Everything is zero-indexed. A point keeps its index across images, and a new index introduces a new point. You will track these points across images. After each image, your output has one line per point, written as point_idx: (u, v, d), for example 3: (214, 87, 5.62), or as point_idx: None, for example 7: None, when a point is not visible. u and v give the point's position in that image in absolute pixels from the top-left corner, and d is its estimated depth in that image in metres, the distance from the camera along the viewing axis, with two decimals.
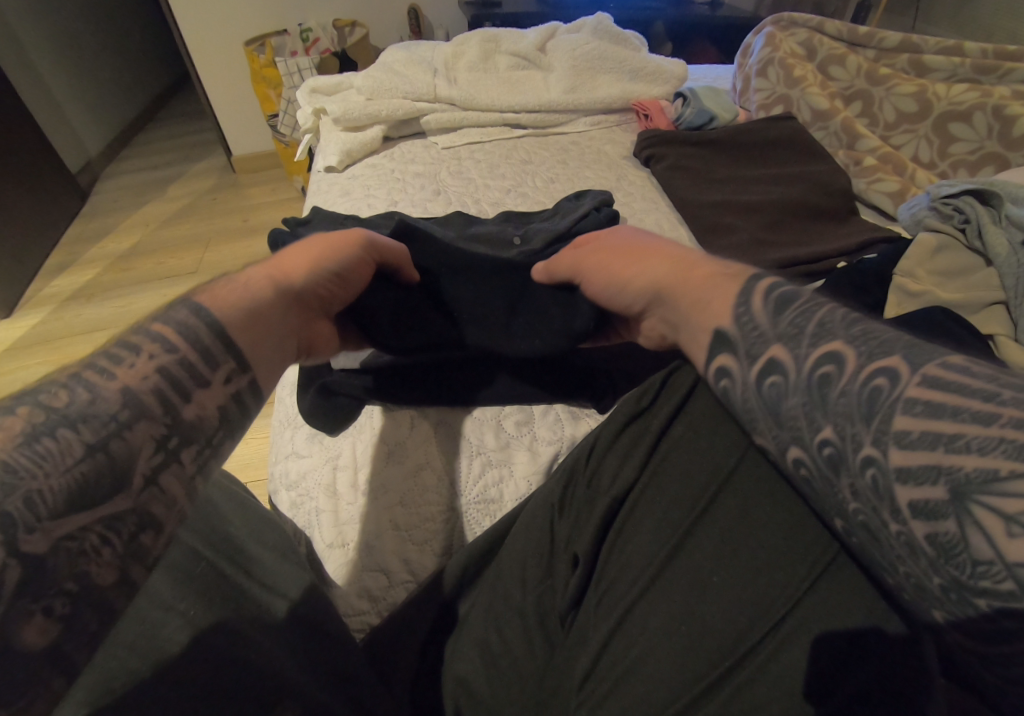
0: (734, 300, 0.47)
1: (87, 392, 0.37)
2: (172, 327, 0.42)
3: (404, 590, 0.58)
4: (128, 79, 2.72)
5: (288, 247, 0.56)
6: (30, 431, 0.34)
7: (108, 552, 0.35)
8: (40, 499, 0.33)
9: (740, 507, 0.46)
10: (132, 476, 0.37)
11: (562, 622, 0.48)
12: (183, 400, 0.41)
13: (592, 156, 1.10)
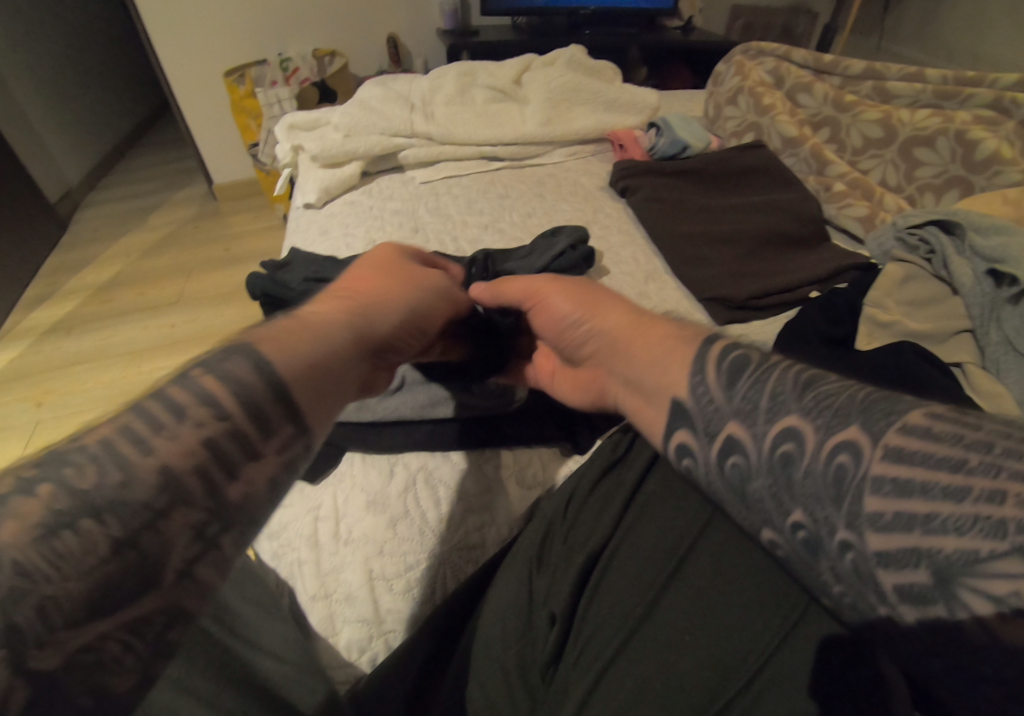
0: (688, 370, 0.47)
1: (121, 475, 0.35)
2: (228, 385, 0.40)
3: (387, 641, 0.58)
4: (110, 109, 2.72)
5: (354, 285, 0.57)
6: (49, 527, 0.32)
7: (128, 658, 0.34)
8: (55, 608, 0.32)
9: (709, 567, 0.49)
10: (162, 575, 0.36)
11: (543, 676, 0.47)
12: (227, 479, 0.39)
13: (569, 189, 1.12)
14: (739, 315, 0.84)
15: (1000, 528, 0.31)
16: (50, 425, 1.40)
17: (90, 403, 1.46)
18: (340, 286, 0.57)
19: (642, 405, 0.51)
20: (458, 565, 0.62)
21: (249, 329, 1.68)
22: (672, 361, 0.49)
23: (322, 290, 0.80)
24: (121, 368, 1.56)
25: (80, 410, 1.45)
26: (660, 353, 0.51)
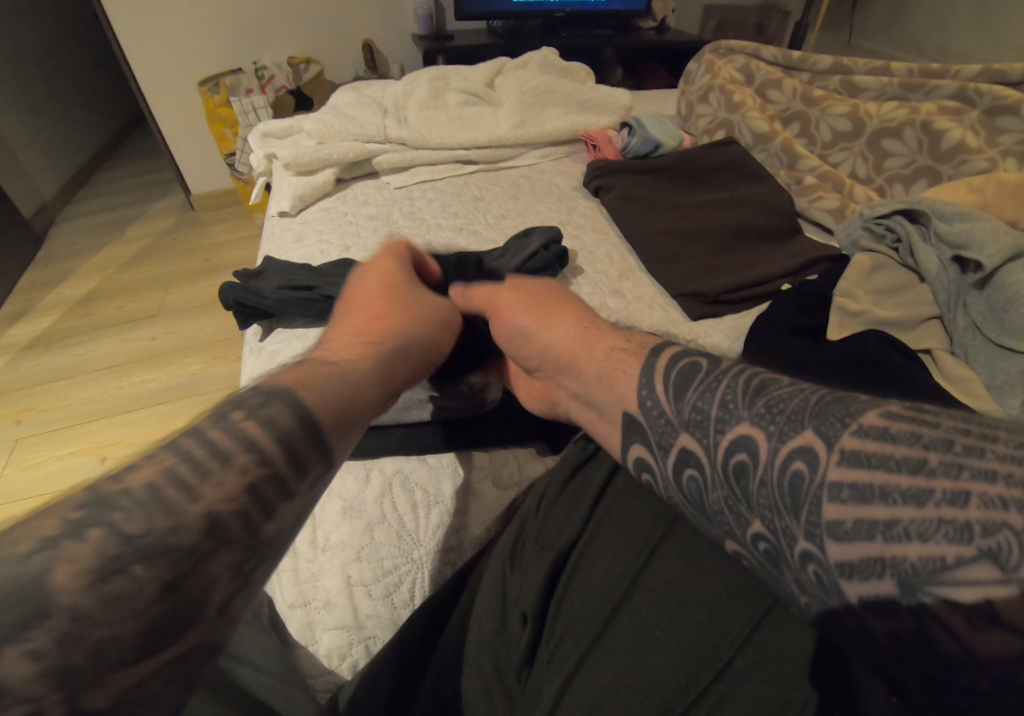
0: (638, 381, 0.52)
1: (169, 519, 0.36)
2: (262, 427, 0.42)
3: (367, 647, 0.58)
4: (82, 121, 2.68)
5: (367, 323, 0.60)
6: (104, 568, 0.33)
7: (167, 693, 0.34)
8: (107, 649, 0.32)
9: (677, 558, 0.49)
10: (202, 613, 0.36)
11: (518, 677, 0.47)
12: (263, 517, 0.40)
13: (543, 190, 1.12)
14: (714, 308, 0.85)
15: (965, 531, 0.33)
16: (29, 444, 1.37)
17: (69, 421, 1.44)
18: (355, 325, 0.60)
19: (592, 413, 0.56)
20: (441, 568, 0.62)
21: (230, 340, 1.66)
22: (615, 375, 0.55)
23: (296, 297, 0.80)
24: (100, 383, 1.54)
25: (58, 427, 1.42)
26: (605, 367, 0.56)
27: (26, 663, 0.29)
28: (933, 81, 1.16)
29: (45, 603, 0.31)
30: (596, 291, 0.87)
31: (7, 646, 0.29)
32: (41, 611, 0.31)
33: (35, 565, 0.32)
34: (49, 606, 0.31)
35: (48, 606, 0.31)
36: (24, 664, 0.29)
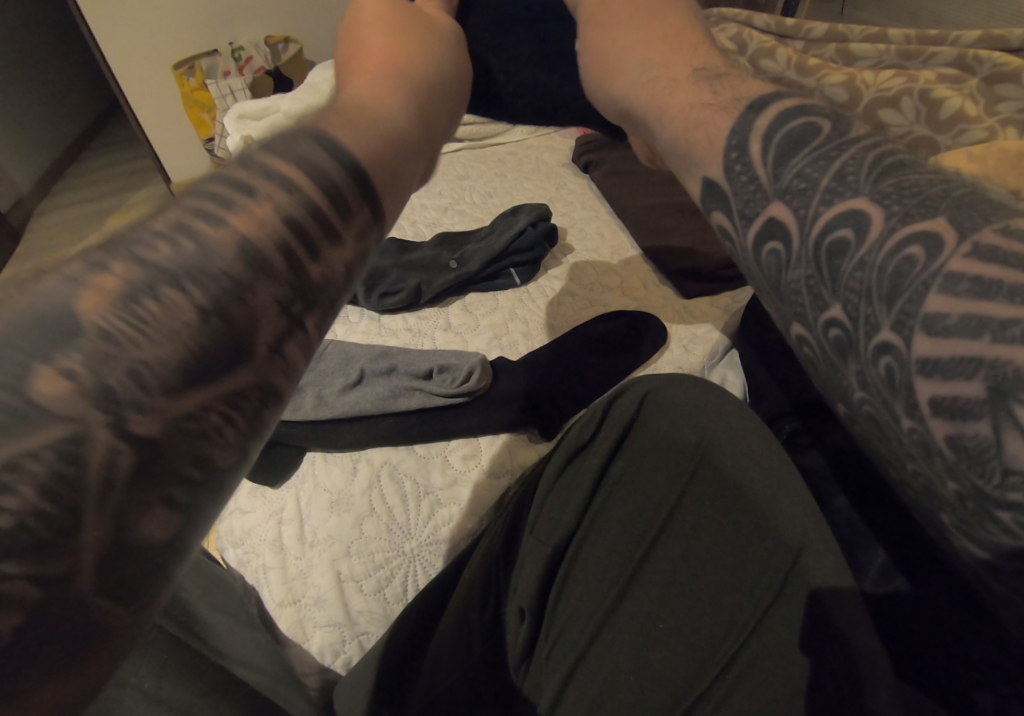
0: (732, 128, 0.33)
1: (191, 239, 0.23)
2: (295, 160, 0.27)
3: (360, 643, 0.56)
4: (55, 108, 2.59)
5: (381, 54, 0.36)
6: (132, 284, 0.21)
7: (231, 431, 0.24)
8: (144, 371, 0.21)
9: (680, 547, 0.46)
10: (253, 345, 0.24)
11: (516, 673, 0.48)
12: (324, 235, 0.27)
13: (529, 166, 1.08)
14: (708, 286, 0.82)
15: None
16: None
17: None
18: (355, 59, 0.36)
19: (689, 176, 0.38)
20: (431, 559, 0.59)
21: None
22: (703, 132, 0.34)
23: None
24: None
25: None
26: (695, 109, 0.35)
27: (57, 383, 0.20)
28: (931, 48, 1.10)
29: (64, 321, 0.20)
30: (587, 271, 0.84)
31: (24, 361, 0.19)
32: (61, 331, 0.20)
33: (47, 286, 0.21)
34: (73, 323, 0.20)
35: (70, 323, 0.20)
36: (58, 381, 0.20)
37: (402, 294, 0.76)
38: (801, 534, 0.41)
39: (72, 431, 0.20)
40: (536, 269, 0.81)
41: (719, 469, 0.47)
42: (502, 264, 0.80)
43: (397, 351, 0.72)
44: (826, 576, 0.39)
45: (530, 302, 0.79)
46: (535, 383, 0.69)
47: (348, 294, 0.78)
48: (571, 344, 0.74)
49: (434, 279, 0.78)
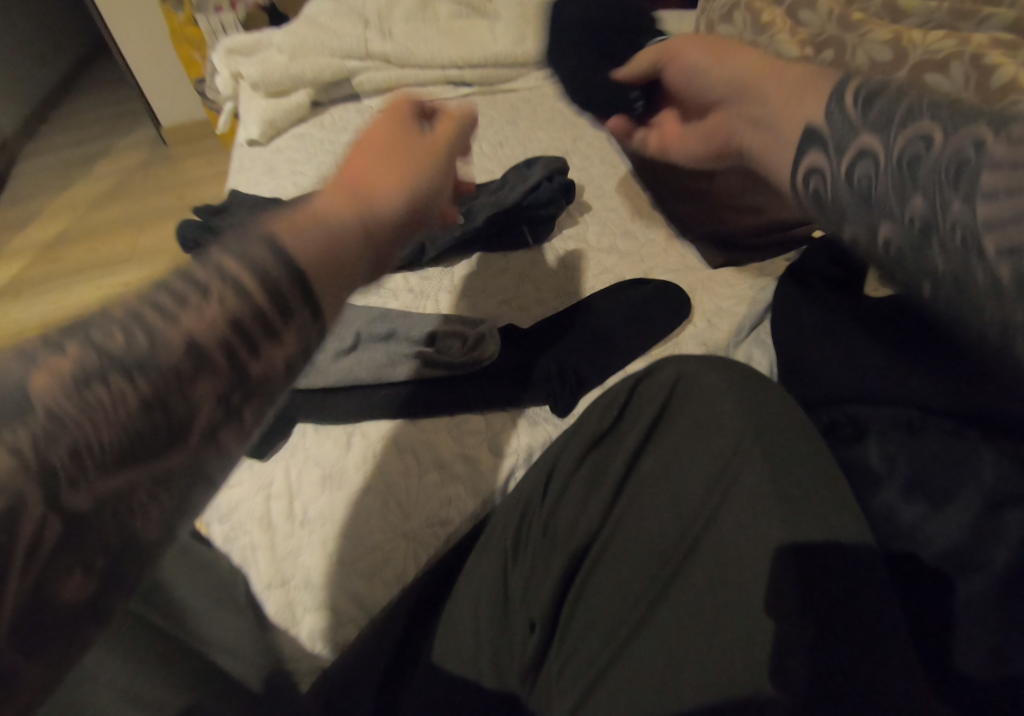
0: (824, 95, 0.41)
1: (147, 335, 0.28)
2: (248, 266, 0.32)
3: (353, 629, 0.50)
4: (39, 39, 2.44)
5: (351, 155, 0.41)
6: (86, 376, 0.27)
7: (152, 507, 0.29)
8: (85, 453, 0.26)
9: (717, 559, 0.42)
10: (188, 434, 0.30)
11: (522, 681, 0.41)
12: (266, 323, 0.32)
13: (544, 114, 0.99)
14: (738, 254, 0.73)
15: None
16: None
17: None
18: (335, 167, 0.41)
19: (761, 140, 0.47)
20: (428, 542, 0.54)
21: None
22: (793, 92, 0.43)
23: None
24: None
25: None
26: (787, 100, 0.44)
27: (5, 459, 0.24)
28: None
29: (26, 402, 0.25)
30: (605, 232, 0.77)
31: None
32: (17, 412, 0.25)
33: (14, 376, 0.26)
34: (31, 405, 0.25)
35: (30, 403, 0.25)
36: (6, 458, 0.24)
37: (404, 252, 0.69)
38: (843, 522, 0.41)
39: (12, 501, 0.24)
40: (550, 229, 0.74)
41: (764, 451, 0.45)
42: (513, 221, 0.73)
43: (397, 315, 0.66)
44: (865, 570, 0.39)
45: (543, 265, 0.73)
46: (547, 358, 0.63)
47: None
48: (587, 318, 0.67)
49: (439, 236, 0.71)
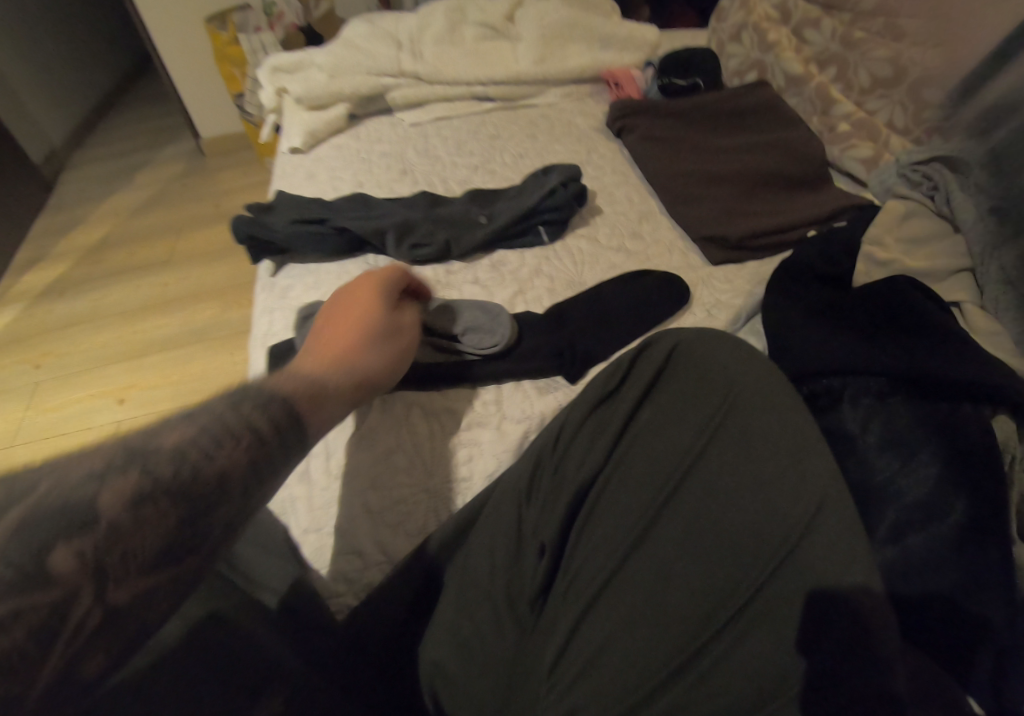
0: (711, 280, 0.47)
1: (191, 469, 0.38)
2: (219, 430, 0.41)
3: (381, 571, 0.56)
4: (85, 62, 2.61)
5: (331, 331, 0.57)
6: (140, 495, 0.36)
7: (168, 600, 0.37)
8: (133, 557, 0.35)
9: (695, 503, 0.47)
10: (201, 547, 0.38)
11: (531, 607, 0.47)
12: (209, 455, 0.39)
13: (563, 130, 1.08)
14: (735, 254, 0.81)
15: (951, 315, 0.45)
16: (52, 386, 1.42)
17: (91, 364, 1.47)
18: (333, 326, 0.59)
19: None
20: (448, 495, 0.59)
21: (242, 285, 1.67)
22: None
23: (308, 232, 0.79)
24: (115, 328, 1.56)
25: (74, 370, 1.47)
26: None
27: (73, 558, 0.33)
28: None
29: (93, 515, 0.35)
30: (614, 233, 0.84)
31: (59, 543, 0.33)
32: (85, 523, 0.34)
33: (86, 489, 0.35)
34: (96, 518, 0.35)
35: (94, 517, 0.35)
36: (71, 558, 0.33)
37: (431, 247, 0.77)
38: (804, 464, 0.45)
39: (70, 591, 0.33)
40: (564, 230, 0.82)
41: (740, 426, 0.49)
42: (531, 222, 0.81)
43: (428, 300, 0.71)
44: (844, 538, 0.41)
45: (554, 265, 0.78)
46: (557, 336, 0.68)
47: (378, 244, 0.78)
48: (596, 301, 0.73)
49: (463, 235, 0.78)
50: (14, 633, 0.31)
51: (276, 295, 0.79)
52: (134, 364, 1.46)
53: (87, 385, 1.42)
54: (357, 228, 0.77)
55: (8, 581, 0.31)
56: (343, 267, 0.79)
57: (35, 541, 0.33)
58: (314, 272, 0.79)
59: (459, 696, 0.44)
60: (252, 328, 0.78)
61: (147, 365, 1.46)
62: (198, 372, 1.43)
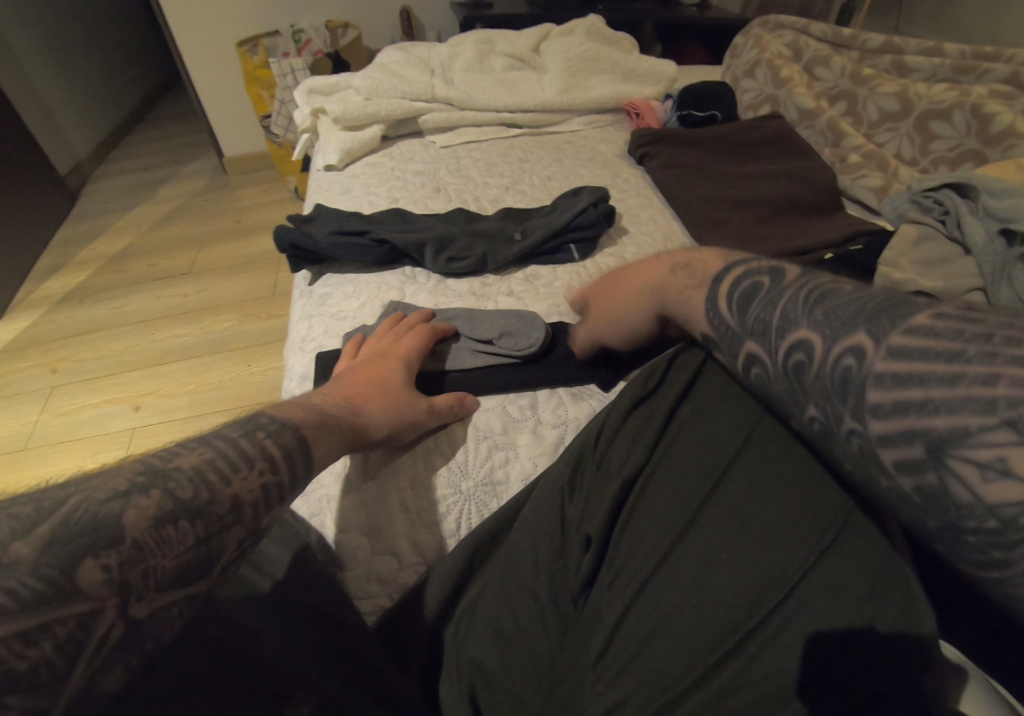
0: (705, 305, 0.53)
1: (210, 492, 0.40)
2: (236, 452, 0.43)
3: (415, 573, 0.56)
4: (115, 81, 2.70)
5: (345, 380, 0.61)
6: (163, 515, 0.37)
7: (178, 620, 0.38)
8: (153, 575, 0.36)
9: (737, 496, 0.49)
10: (214, 567, 0.40)
11: (573, 602, 0.50)
12: (223, 481, 0.41)
13: (587, 156, 1.14)
14: None
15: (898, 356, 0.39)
16: (68, 391, 1.43)
17: (109, 370, 1.49)
18: (351, 375, 0.62)
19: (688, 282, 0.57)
20: (482, 498, 0.60)
21: (262, 298, 1.70)
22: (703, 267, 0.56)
23: (348, 243, 0.83)
24: (134, 336, 1.59)
25: (90, 376, 1.48)
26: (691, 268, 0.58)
27: (100, 572, 0.34)
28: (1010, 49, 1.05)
29: (118, 534, 0.35)
30: (640, 252, 0.89)
31: (86, 558, 0.34)
32: (113, 540, 0.35)
33: (112, 507, 0.36)
34: (121, 535, 0.36)
35: (120, 535, 0.36)
36: (98, 573, 0.34)
37: (467, 261, 0.81)
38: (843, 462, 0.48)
39: (93, 607, 0.34)
40: (593, 248, 0.86)
41: (780, 425, 0.51)
42: (562, 240, 0.85)
43: (464, 311, 0.74)
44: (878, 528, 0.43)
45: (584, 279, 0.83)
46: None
47: (416, 256, 0.82)
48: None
49: (498, 250, 0.83)
50: (42, 646, 0.32)
51: (313, 302, 0.81)
52: (153, 370, 1.48)
53: (103, 391, 1.43)
54: (396, 241, 0.81)
55: (38, 593, 0.32)
56: (381, 277, 0.82)
57: (64, 556, 0.34)
58: (352, 281, 0.82)
59: (503, 693, 0.45)
60: (289, 333, 0.80)
61: (164, 373, 1.47)
62: (215, 380, 1.45)
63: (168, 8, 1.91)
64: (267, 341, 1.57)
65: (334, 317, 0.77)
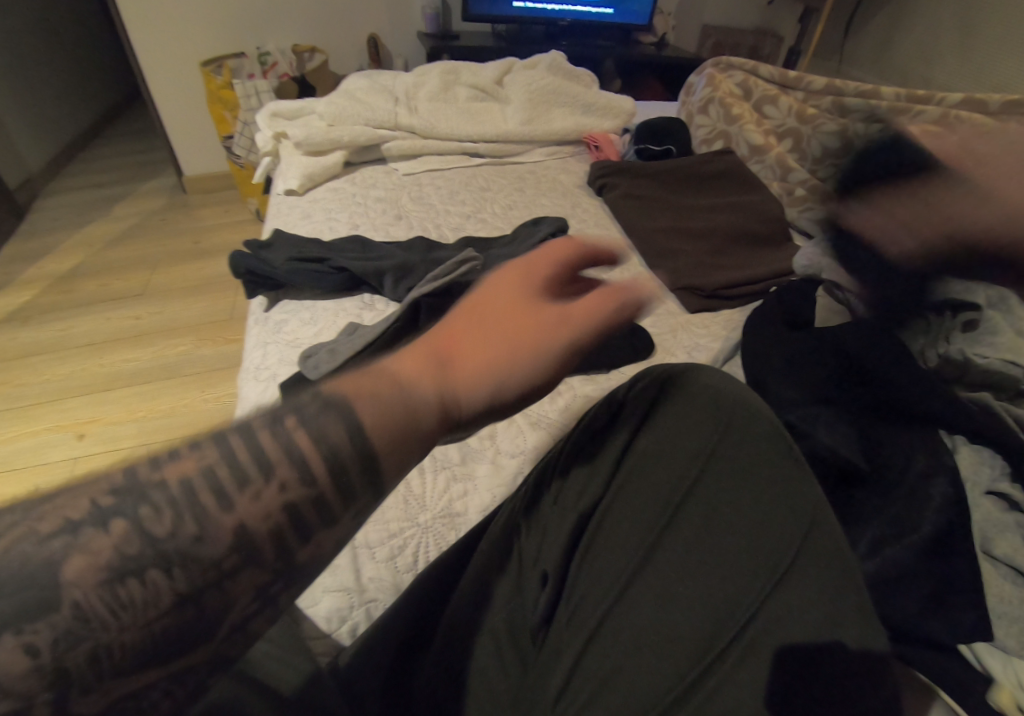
0: None
1: (196, 528, 0.30)
2: (241, 455, 0.32)
3: (368, 614, 0.54)
4: (72, 97, 2.63)
5: (451, 328, 0.41)
6: (124, 565, 0.28)
7: (166, 701, 0.30)
8: (109, 654, 0.28)
9: (694, 529, 0.50)
10: (214, 628, 0.31)
11: (532, 639, 0.50)
12: (221, 506, 0.31)
13: (548, 186, 1.16)
14: (710, 303, 0.88)
15: None
16: (5, 418, 1.35)
17: (53, 396, 1.42)
18: (461, 317, 0.42)
19: None
20: (441, 531, 0.59)
21: (220, 322, 1.66)
22: None
23: (305, 268, 0.82)
24: (81, 360, 1.52)
25: (33, 401, 1.40)
26: None
27: (23, 656, 0.26)
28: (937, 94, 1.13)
29: (56, 596, 0.27)
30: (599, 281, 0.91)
31: (10, 630, 0.26)
32: (48, 604, 0.27)
33: (55, 549, 0.28)
34: (59, 598, 0.27)
35: (58, 598, 0.27)
36: (20, 656, 0.26)
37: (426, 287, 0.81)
38: (796, 492, 0.48)
39: (22, 700, 0.26)
40: None
41: (733, 456, 0.52)
42: None
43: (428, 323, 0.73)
44: (828, 559, 0.45)
45: None
46: None
47: (375, 284, 0.82)
48: None
49: None
50: None
51: (268, 329, 0.80)
52: (100, 396, 1.42)
53: (45, 418, 1.36)
54: (355, 267, 0.81)
55: None
56: (339, 304, 0.82)
57: None
58: (309, 308, 0.81)
59: None
60: (242, 361, 0.77)
61: (111, 399, 1.41)
62: (167, 407, 1.39)
63: (130, 25, 1.87)
64: (224, 366, 1.52)
65: (290, 345, 0.76)
